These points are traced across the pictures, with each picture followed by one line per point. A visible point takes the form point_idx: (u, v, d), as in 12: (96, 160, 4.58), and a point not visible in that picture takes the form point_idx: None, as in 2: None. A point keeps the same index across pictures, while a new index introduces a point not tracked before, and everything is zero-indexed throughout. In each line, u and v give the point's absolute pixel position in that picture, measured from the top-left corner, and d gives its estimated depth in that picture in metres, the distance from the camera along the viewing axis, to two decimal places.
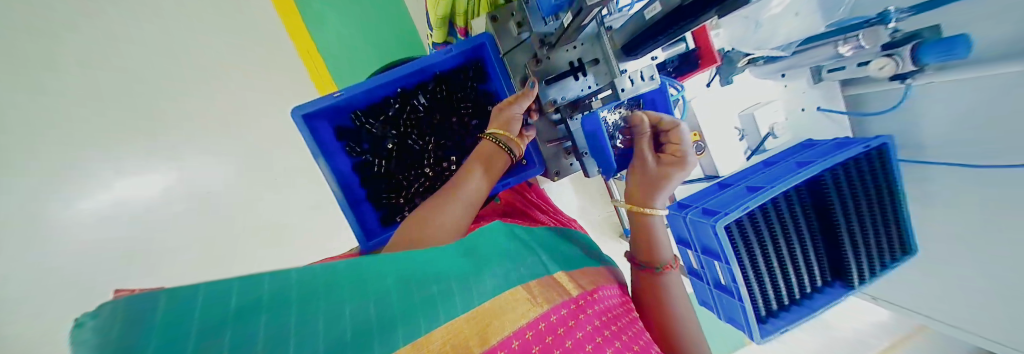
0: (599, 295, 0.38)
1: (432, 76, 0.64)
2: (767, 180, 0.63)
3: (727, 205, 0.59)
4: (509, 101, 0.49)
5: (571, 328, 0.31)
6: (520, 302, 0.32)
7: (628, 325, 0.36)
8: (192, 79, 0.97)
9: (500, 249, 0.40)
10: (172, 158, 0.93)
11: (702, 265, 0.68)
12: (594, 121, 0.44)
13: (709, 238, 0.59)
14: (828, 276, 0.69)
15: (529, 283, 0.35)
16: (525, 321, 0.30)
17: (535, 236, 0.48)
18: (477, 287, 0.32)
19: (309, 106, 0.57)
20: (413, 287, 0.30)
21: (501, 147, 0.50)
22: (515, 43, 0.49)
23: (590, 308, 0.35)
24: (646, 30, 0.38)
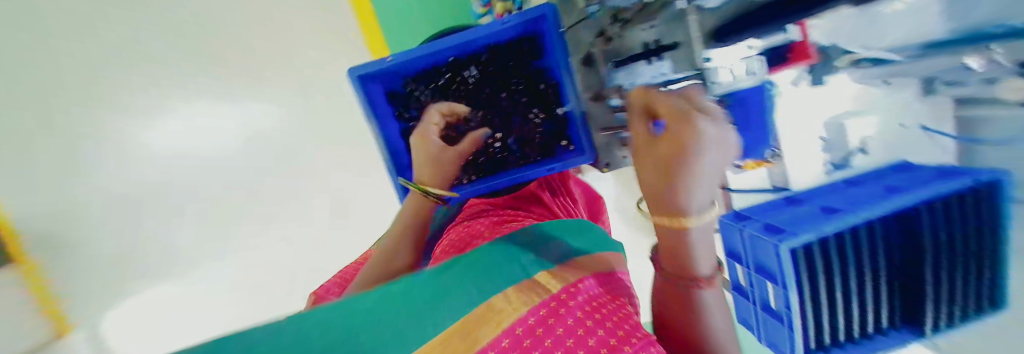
0: (585, 284, 0.37)
1: (485, 47, 0.61)
2: (849, 203, 0.55)
3: (796, 224, 0.53)
4: (422, 139, 0.60)
5: (551, 326, 0.31)
6: (496, 315, 0.32)
7: (615, 310, 0.34)
8: (272, 46, 1.16)
9: (474, 262, 0.41)
10: (250, 108, 1.16)
11: (751, 284, 0.61)
12: None
13: (767, 258, 0.53)
14: (897, 318, 0.59)
15: (505, 291, 0.35)
16: (502, 330, 0.30)
17: (514, 239, 0.48)
18: (456, 303, 0.33)
19: (365, 68, 0.57)
20: (392, 316, 0.31)
21: (427, 199, 0.58)
22: (579, 17, 0.45)
23: (573, 300, 0.34)
24: (751, 11, 0.31)
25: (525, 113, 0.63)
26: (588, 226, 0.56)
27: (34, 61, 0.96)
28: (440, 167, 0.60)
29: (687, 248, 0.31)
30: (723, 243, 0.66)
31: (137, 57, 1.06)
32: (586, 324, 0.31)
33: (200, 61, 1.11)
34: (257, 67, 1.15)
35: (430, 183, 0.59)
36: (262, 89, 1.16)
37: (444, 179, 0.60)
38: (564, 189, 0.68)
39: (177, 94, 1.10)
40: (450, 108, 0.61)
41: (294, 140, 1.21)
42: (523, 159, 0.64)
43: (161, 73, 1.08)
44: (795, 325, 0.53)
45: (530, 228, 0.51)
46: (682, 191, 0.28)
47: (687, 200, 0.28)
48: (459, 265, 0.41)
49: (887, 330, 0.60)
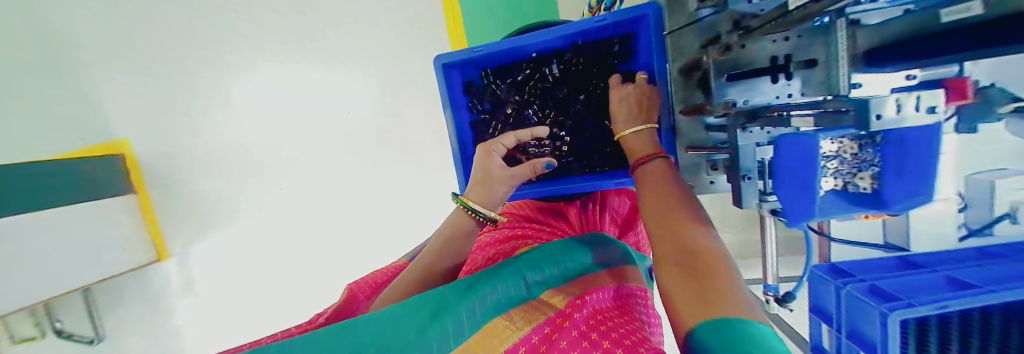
0: (591, 298, 0.42)
1: (572, 44, 0.59)
2: (995, 278, 0.42)
3: (909, 293, 0.43)
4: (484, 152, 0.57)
5: (555, 340, 0.36)
6: (501, 333, 0.38)
7: (618, 323, 0.38)
8: (357, 28, 1.22)
9: (485, 279, 0.49)
10: (334, 86, 1.23)
11: (839, 351, 0.51)
12: (808, 147, 0.31)
13: (869, 326, 0.44)
14: None
15: (509, 311, 0.42)
16: (506, 345, 0.36)
17: (530, 255, 0.55)
18: (465, 317, 0.41)
19: (450, 57, 0.59)
20: (414, 326, 0.40)
21: (467, 213, 0.56)
22: (687, 20, 0.42)
23: (577, 313, 0.39)
24: (929, 38, 0.26)
25: (600, 118, 0.59)
26: (607, 238, 0.60)
27: (151, 25, 1.13)
28: (486, 180, 0.56)
29: (639, 132, 0.46)
30: (812, 297, 0.57)
31: (247, 26, 1.17)
32: (591, 337, 0.35)
33: (292, 38, 1.19)
34: (346, 44, 1.22)
35: (476, 201, 0.56)
36: (348, 65, 1.22)
37: (494, 200, 0.56)
38: (598, 199, 0.73)
39: (271, 61, 1.19)
40: (531, 134, 0.57)
41: (368, 118, 1.27)
42: (587, 169, 0.63)
43: (265, 42, 1.18)
44: None
45: (546, 247, 0.58)
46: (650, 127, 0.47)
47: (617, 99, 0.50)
48: (474, 281, 0.49)
49: None
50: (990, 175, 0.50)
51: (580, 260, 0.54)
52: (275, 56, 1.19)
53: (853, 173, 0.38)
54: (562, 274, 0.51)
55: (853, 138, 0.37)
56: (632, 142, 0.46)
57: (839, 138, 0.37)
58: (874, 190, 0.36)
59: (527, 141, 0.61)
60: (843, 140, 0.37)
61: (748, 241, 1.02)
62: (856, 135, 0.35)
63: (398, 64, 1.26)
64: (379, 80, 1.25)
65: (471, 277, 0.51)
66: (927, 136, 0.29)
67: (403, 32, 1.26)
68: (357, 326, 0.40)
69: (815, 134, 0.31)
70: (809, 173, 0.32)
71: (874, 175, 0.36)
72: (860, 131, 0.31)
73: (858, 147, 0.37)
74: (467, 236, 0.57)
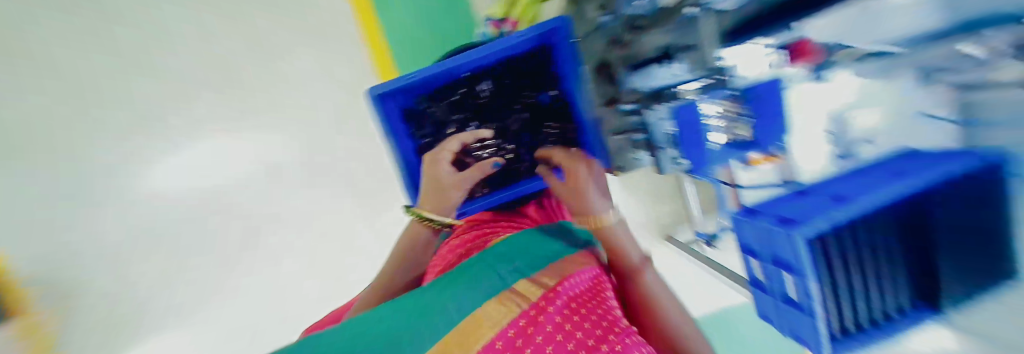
0: (563, 288, 0.44)
1: (500, 61, 0.60)
2: (853, 191, 0.60)
3: (805, 216, 0.57)
4: (432, 161, 0.58)
5: (530, 335, 0.36)
6: (480, 327, 0.37)
7: (592, 309, 0.41)
8: (267, 76, 1.15)
9: (456, 285, 0.47)
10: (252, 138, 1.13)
11: (768, 277, 0.67)
12: (692, 112, 0.39)
13: (785, 250, 0.57)
14: (916, 300, 0.69)
15: (484, 305, 0.42)
16: (481, 345, 0.35)
17: (501, 252, 0.56)
18: (436, 324, 0.38)
19: (384, 86, 0.58)
20: (378, 338, 0.36)
21: (427, 223, 0.57)
22: (591, 27, 0.50)
23: (551, 305, 0.41)
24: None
25: (540, 126, 0.64)
26: (566, 224, 0.66)
27: None
28: (438, 187, 0.57)
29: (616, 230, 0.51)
30: (739, 240, 0.70)
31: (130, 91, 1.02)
32: (565, 328, 0.37)
33: (190, 97, 1.07)
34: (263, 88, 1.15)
35: (432, 211, 0.57)
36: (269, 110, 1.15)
37: (448, 206, 0.59)
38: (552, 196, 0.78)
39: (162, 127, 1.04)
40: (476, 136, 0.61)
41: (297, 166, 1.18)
42: (535, 170, 0.67)
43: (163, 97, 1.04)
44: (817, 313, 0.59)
45: (508, 240, 0.60)
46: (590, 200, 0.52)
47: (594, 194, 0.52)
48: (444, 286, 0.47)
49: (909, 312, 0.69)
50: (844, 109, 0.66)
51: (546, 253, 0.55)
52: (176, 110, 1.06)
53: (733, 125, 0.46)
54: (533, 264, 0.52)
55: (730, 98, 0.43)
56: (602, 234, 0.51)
57: (721, 101, 0.44)
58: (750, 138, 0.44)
59: (471, 146, 0.63)
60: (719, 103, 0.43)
61: (681, 208, 1.16)
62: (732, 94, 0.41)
63: (322, 106, 1.20)
64: (303, 127, 1.18)
65: (439, 284, 0.50)
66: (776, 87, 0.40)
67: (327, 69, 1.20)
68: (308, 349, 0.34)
69: (698, 100, 0.40)
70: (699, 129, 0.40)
71: (750, 125, 0.43)
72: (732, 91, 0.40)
73: (735, 105, 0.43)
74: (423, 243, 0.60)
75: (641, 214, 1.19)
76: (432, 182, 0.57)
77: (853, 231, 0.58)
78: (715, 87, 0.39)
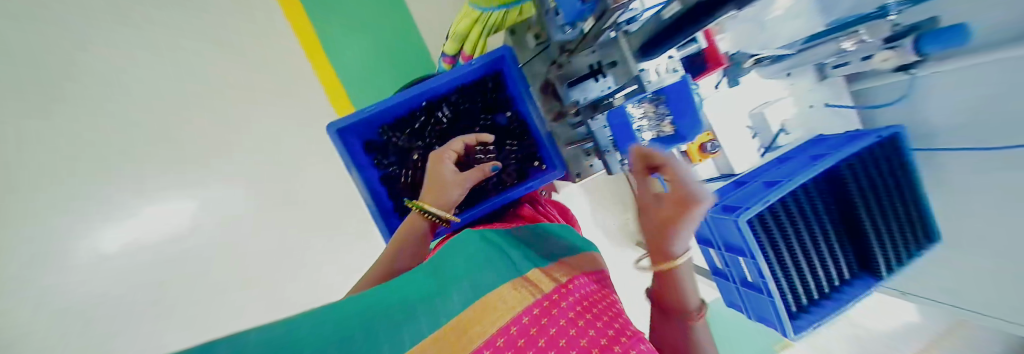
0: (573, 286, 0.43)
1: (454, 89, 0.65)
2: (782, 175, 0.68)
3: (746, 200, 0.64)
4: (440, 159, 0.56)
5: (545, 325, 0.34)
6: (495, 310, 0.35)
7: (603, 311, 0.40)
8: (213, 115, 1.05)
9: (465, 264, 0.45)
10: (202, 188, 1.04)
11: (727, 264, 0.71)
12: (620, 114, 0.44)
13: (732, 234, 0.64)
14: (855, 267, 0.70)
15: (502, 287, 0.39)
16: (497, 329, 0.32)
17: (507, 238, 0.55)
18: (450, 305, 0.36)
19: (343, 121, 0.55)
20: (391, 316, 0.34)
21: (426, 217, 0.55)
22: (535, 54, 0.56)
23: (564, 301, 0.39)
24: (662, 33, 0.38)
25: (502, 143, 0.67)
26: (568, 230, 0.64)
27: None
28: (440, 185, 0.55)
29: (682, 285, 0.43)
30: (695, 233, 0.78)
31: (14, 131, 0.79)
32: (579, 323, 0.35)
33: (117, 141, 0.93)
34: (213, 133, 1.02)
35: (432, 204, 0.55)
36: (220, 154, 1.01)
37: (450, 203, 0.56)
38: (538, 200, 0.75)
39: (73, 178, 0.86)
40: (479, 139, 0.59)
41: None
42: (501, 185, 0.67)
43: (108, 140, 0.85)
44: (773, 292, 0.61)
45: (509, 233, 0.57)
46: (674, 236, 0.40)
47: (674, 249, 0.41)
48: (451, 267, 0.45)
49: (851, 282, 0.69)
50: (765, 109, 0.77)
51: (547, 251, 0.53)
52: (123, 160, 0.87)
53: (658, 124, 0.47)
54: (542, 257, 0.50)
55: (648, 100, 0.46)
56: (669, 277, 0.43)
57: (641, 103, 0.46)
58: (673, 131, 0.46)
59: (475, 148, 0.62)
60: (641, 105, 0.46)
61: None
62: (652, 96, 0.45)
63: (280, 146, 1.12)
64: None
65: (443, 261, 0.47)
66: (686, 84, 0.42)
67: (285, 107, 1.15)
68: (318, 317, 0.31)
69: (626, 104, 0.46)
70: (627, 131, 0.45)
71: (670, 121, 0.45)
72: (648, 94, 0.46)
73: (653, 106, 0.46)
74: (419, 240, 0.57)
75: (615, 220, 1.23)
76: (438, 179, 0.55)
77: (787, 214, 0.65)
78: (635, 93, 0.47)
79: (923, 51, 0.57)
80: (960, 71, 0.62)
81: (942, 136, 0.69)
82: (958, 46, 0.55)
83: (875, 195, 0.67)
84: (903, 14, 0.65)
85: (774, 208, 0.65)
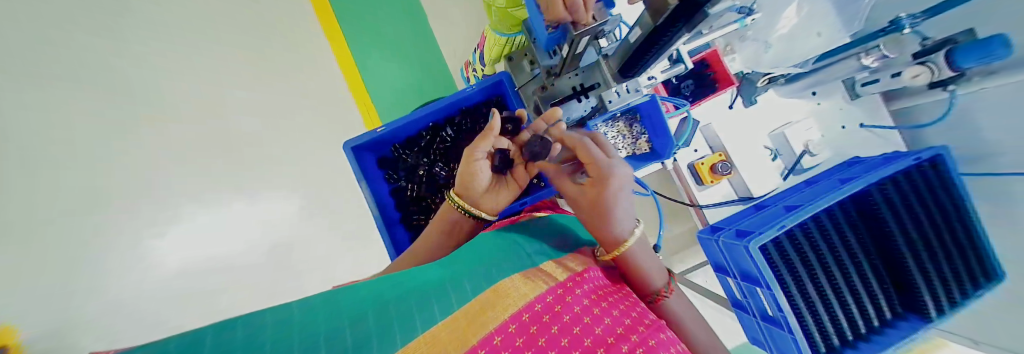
0: (589, 276, 0.43)
1: (458, 111, 0.68)
2: (804, 199, 0.63)
3: (761, 224, 0.60)
4: (472, 155, 0.51)
5: (558, 313, 0.35)
6: (509, 298, 0.36)
7: (619, 300, 0.40)
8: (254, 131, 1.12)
9: (478, 251, 0.47)
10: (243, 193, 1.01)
11: (745, 295, 0.65)
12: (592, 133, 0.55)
13: (745, 261, 0.59)
14: (896, 306, 0.60)
15: (513, 277, 0.41)
16: (509, 313, 0.34)
17: (523, 228, 0.55)
18: (458, 294, 0.36)
19: (358, 139, 0.61)
20: (401, 303, 0.35)
21: (460, 212, 0.55)
22: (528, 77, 0.60)
23: (579, 289, 0.39)
24: (633, 54, 0.41)
25: None
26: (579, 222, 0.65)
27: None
28: (475, 186, 0.54)
29: (637, 265, 0.48)
30: (710, 259, 0.72)
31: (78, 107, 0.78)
32: (595, 312, 0.36)
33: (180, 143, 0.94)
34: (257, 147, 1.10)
35: (464, 198, 0.55)
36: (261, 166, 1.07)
37: (485, 204, 0.57)
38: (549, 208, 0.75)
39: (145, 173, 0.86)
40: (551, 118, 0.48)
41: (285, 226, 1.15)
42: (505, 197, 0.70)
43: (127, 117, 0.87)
44: (794, 327, 0.55)
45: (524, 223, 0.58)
46: (610, 213, 0.45)
47: (618, 233, 0.46)
48: (466, 254, 0.46)
49: (893, 322, 0.59)
50: (786, 127, 0.73)
51: (561, 243, 0.53)
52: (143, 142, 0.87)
53: (634, 143, 0.60)
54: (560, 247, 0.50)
55: (625, 120, 0.60)
56: (625, 258, 0.47)
57: (615, 122, 0.59)
58: (648, 148, 0.59)
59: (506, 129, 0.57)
60: (619, 122, 0.60)
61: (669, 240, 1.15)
62: (626, 115, 0.58)
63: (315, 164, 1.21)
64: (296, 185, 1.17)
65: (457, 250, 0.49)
66: (650, 105, 0.53)
67: (323, 128, 1.25)
68: (329, 309, 0.33)
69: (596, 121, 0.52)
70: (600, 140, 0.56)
71: (644, 138, 0.59)
72: (617, 111, 0.50)
73: (628, 125, 0.60)
74: (447, 227, 0.56)
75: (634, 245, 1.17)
76: (477, 163, 0.50)
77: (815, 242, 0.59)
78: (604, 110, 0.49)
79: (960, 65, 0.53)
80: (1005, 87, 0.59)
81: (1009, 157, 0.60)
82: (1003, 59, 0.49)
83: (917, 222, 0.60)
84: (930, 28, 0.65)
85: (806, 228, 0.59)
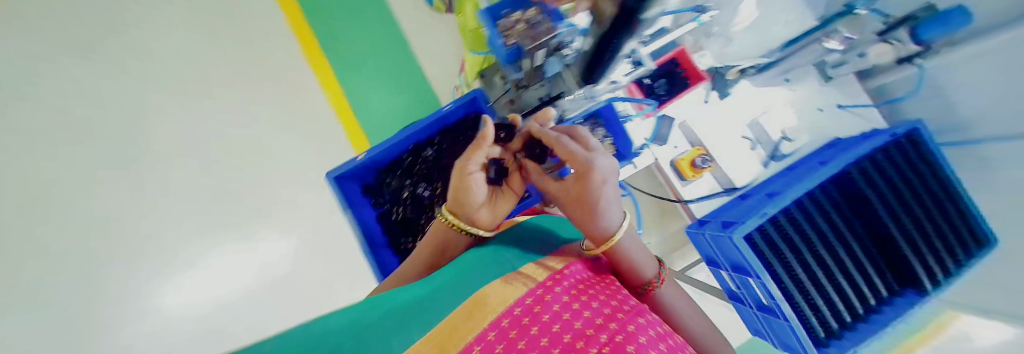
0: (569, 271, 0.43)
1: (438, 131, 0.70)
2: (784, 184, 0.63)
3: (744, 214, 0.61)
4: (462, 167, 0.48)
5: (537, 313, 0.35)
6: (490, 304, 0.36)
7: (597, 291, 0.41)
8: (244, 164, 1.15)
9: (463, 263, 0.47)
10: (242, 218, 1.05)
11: (739, 287, 0.65)
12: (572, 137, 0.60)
13: (733, 253, 0.60)
14: (891, 283, 0.59)
15: (492, 284, 0.40)
16: (488, 321, 0.33)
17: (505, 236, 0.56)
18: (442, 307, 0.36)
19: (340, 169, 0.62)
20: (383, 321, 0.34)
21: (450, 227, 0.52)
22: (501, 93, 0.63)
23: (558, 286, 0.40)
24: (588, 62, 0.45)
25: None
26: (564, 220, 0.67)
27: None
28: (469, 201, 0.51)
29: (626, 257, 0.48)
30: (701, 253, 0.72)
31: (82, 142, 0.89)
32: (573, 307, 0.36)
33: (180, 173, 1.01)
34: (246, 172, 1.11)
35: (460, 215, 0.53)
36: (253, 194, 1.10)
37: (480, 218, 0.54)
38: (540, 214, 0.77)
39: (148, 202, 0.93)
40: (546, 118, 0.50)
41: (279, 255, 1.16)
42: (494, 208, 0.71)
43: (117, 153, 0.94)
44: (789, 314, 0.54)
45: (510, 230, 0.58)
46: (596, 208, 0.45)
47: (605, 228, 0.46)
48: (448, 270, 0.46)
49: (889, 299, 0.58)
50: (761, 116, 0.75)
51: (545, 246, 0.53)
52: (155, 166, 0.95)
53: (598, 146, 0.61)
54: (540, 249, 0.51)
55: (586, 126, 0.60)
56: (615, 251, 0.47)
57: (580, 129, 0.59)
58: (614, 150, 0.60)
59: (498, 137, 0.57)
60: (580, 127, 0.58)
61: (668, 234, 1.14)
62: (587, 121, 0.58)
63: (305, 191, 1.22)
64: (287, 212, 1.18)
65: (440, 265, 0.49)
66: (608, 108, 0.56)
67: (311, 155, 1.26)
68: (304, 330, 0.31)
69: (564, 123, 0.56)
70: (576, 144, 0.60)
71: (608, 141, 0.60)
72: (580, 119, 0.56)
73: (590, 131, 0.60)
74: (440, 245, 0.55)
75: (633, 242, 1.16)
76: (469, 177, 0.47)
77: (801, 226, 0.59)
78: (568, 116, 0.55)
79: (925, 38, 0.55)
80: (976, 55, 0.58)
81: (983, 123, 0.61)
82: (963, 26, 0.52)
83: (899, 197, 0.60)
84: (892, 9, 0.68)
85: (790, 213, 0.59)
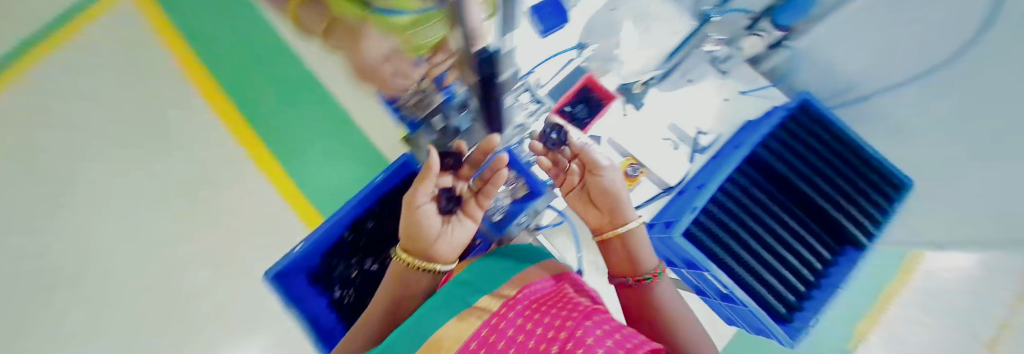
0: (526, 291, 0.44)
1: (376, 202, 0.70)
2: (709, 175, 0.68)
3: (680, 213, 0.64)
4: (410, 197, 0.51)
5: (493, 343, 0.36)
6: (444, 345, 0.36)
7: (552, 308, 0.41)
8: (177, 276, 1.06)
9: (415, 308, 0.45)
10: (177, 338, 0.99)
11: (700, 282, 0.65)
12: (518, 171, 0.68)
13: (680, 251, 0.61)
14: (832, 245, 0.61)
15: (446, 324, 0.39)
16: None
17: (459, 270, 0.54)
18: None
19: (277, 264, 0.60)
20: None
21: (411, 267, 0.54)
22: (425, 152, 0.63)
23: (512, 310, 0.41)
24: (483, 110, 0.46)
25: None
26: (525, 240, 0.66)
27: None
28: (422, 234, 0.53)
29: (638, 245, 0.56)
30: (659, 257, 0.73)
31: None
32: (527, 328, 0.38)
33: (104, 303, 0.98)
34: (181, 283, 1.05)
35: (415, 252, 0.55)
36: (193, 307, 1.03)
37: (439, 249, 0.56)
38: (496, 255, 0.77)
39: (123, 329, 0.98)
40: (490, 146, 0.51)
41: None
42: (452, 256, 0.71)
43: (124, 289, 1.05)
44: (746, 300, 0.54)
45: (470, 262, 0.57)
46: (616, 195, 0.57)
47: (625, 214, 0.57)
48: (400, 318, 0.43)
49: (835, 260, 0.60)
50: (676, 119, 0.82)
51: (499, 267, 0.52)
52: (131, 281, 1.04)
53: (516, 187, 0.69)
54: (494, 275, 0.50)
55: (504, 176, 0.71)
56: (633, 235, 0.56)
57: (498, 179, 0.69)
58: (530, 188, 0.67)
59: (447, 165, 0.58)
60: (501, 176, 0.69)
61: None
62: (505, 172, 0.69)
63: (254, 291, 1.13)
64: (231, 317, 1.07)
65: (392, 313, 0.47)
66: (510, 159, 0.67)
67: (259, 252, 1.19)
68: None
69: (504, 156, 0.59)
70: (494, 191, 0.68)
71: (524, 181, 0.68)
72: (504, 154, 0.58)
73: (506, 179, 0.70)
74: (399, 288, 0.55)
75: None
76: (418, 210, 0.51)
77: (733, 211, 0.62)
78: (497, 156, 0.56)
79: None
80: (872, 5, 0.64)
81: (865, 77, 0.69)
82: None
83: (809, 163, 0.66)
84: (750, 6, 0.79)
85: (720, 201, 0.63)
